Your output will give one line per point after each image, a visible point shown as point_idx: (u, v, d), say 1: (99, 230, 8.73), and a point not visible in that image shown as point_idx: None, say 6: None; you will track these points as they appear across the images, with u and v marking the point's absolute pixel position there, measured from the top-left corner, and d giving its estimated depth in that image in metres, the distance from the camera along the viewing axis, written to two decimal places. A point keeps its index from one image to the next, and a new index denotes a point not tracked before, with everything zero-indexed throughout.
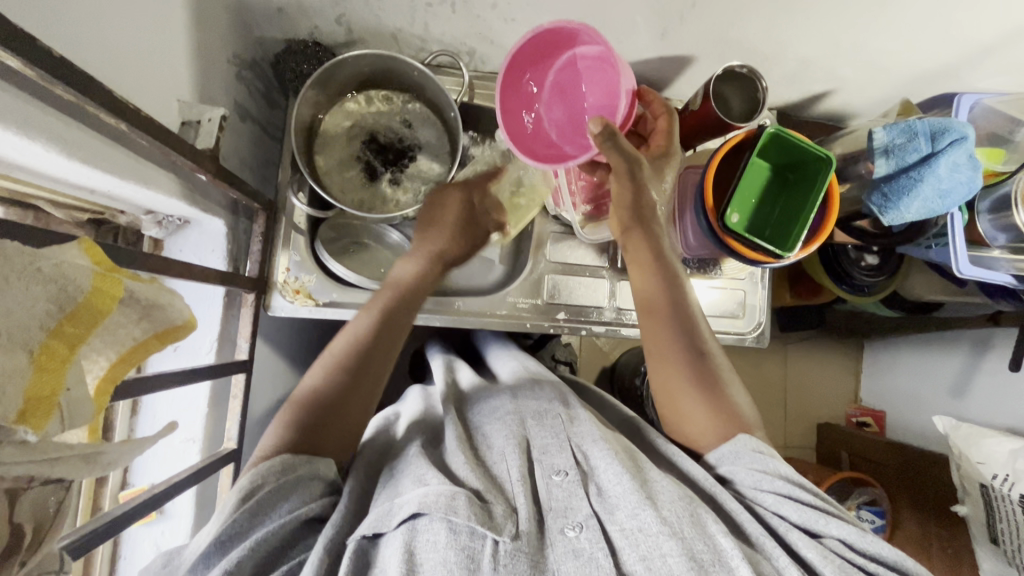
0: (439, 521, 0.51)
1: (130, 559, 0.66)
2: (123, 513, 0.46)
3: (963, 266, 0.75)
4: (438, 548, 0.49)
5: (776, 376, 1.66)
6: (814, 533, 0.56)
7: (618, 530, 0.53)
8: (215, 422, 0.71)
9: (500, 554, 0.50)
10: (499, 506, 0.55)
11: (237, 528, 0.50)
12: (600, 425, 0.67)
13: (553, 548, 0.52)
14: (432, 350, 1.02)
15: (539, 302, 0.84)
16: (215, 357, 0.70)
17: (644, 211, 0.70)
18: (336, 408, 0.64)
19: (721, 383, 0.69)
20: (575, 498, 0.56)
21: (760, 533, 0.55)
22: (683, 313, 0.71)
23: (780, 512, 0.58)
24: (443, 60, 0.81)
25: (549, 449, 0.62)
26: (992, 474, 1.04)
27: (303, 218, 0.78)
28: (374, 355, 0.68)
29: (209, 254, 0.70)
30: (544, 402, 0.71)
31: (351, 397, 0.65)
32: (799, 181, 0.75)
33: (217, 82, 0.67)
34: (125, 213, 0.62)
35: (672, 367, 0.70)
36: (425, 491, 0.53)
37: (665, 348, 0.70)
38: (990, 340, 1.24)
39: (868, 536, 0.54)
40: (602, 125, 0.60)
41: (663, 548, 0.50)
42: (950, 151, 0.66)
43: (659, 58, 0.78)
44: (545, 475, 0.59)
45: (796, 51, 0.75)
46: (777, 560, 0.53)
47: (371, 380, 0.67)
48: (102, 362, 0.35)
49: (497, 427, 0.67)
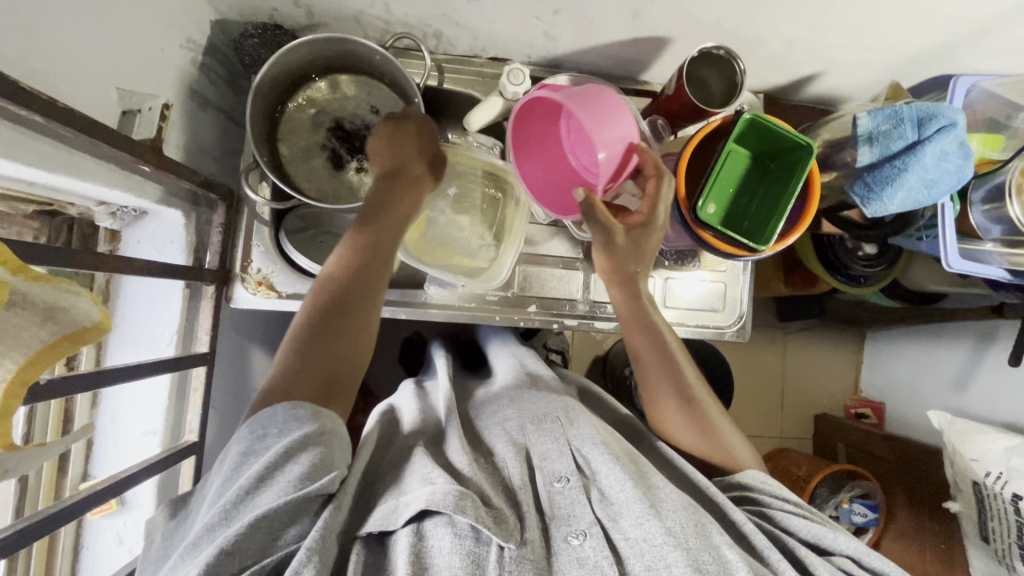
0: (445, 524, 0.50)
1: (94, 548, 0.67)
2: (59, 510, 0.48)
3: (953, 260, 0.71)
4: (444, 553, 0.49)
5: (773, 366, 1.63)
6: (822, 549, 0.57)
7: (622, 539, 0.52)
8: (176, 414, 0.70)
9: (505, 560, 0.49)
10: (511, 516, 0.53)
11: (242, 496, 0.46)
12: (601, 429, 0.65)
13: (558, 557, 0.52)
14: (435, 349, 1.00)
15: (510, 294, 0.82)
16: (175, 349, 0.70)
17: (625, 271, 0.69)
18: (315, 351, 0.57)
19: (710, 420, 0.67)
20: (578, 505, 0.55)
21: (766, 545, 0.54)
22: (667, 360, 0.68)
23: (790, 528, 0.59)
24: (410, 43, 0.78)
25: (549, 455, 0.60)
26: (985, 471, 1.01)
27: (267, 209, 0.76)
28: (355, 300, 0.61)
29: (168, 246, 0.69)
30: (543, 405, 0.68)
31: (314, 361, 0.57)
32: (779, 171, 0.72)
33: (169, 69, 0.65)
34: (75, 205, 0.61)
35: (657, 400, 0.69)
36: (431, 489, 0.51)
37: (653, 386, 0.69)
38: (994, 333, 1.20)
39: (877, 555, 0.54)
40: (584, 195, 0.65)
41: (667, 558, 0.49)
42: (938, 138, 0.62)
43: (633, 39, 0.74)
44: (547, 482, 0.58)
45: (779, 31, 0.70)
46: (781, 571, 0.53)
47: (352, 316, 0.60)
48: (7, 366, 0.34)
49: (496, 433, 0.65)
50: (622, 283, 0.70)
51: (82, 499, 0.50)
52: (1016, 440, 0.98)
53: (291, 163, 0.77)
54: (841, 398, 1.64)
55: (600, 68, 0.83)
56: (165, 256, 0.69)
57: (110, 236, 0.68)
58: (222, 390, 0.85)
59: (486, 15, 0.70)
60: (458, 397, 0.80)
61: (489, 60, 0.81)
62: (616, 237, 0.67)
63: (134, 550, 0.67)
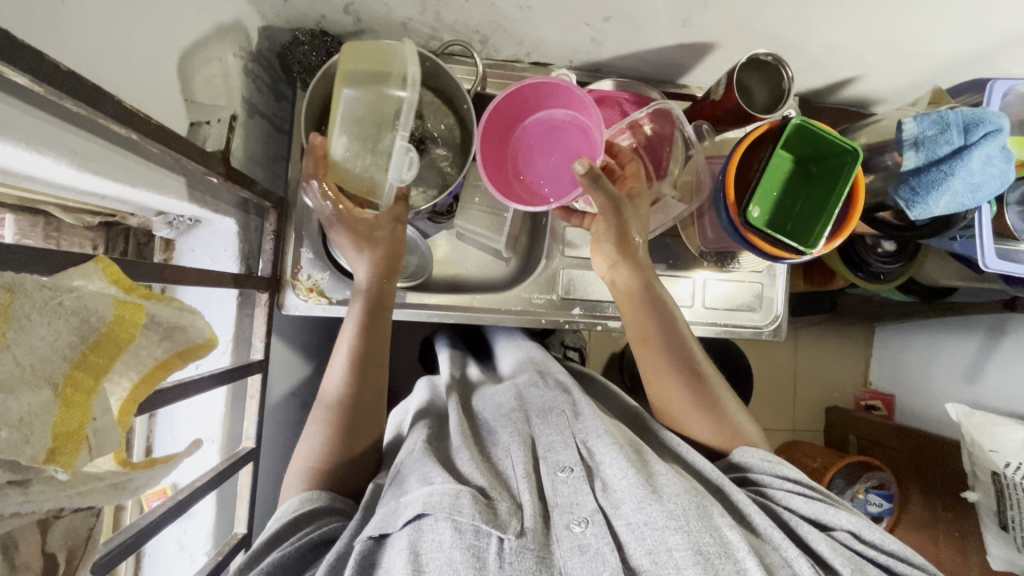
0: (444, 521, 0.52)
1: (156, 554, 0.68)
2: (154, 520, 0.48)
3: (989, 259, 0.73)
4: (443, 548, 0.50)
5: (786, 359, 1.66)
6: (823, 525, 0.59)
7: (624, 524, 0.53)
8: (233, 420, 0.71)
9: (506, 551, 0.50)
10: (504, 503, 0.55)
11: (253, 556, 0.54)
12: (606, 418, 0.66)
13: (558, 544, 0.53)
14: (442, 344, 1.01)
15: (554, 297, 0.83)
16: (230, 357, 0.70)
17: (627, 244, 0.72)
18: (358, 421, 0.66)
19: (719, 401, 0.70)
20: (581, 493, 0.56)
21: (768, 524, 0.55)
22: (674, 342, 0.71)
23: (790, 505, 0.60)
24: (455, 49, 0.78)
25: (554, 446, 0.62)
26: (1005, 462, 1.04)
27: (314, 216, 0.77)
28: (378, 325, 0.68)
29: (222, 254, 0.70)
30: (549, 396, 0.70)
31: (368, 389, 0.67)
32: (823, 174, 0.73)
33: (227, 78, 0.65)
34: (136, 215, 0.62)
35: (671, 391, 0.70)
36: (430, 490, 0.54)
37: (663, 373, 0.71)
38: (1004, 325, 1.23)
39: (876, 529, 0.57)
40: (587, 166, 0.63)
41: (669, 542, 0.50)
42: (983, 144, 0.64)
43: (679, 45, 0.75)
44: (550, 471, 0.59)
45: (823, 37, 0.71)
46: (787, 551, 0.53)
47: (372, 380, 0.67)
48: (124, 384, 0.35)
49: (502, 422, 0.67)
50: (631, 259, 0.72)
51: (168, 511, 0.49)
52: None
53: None
54: (850, 390, 1.67)
55: (640, 73, 0.84)
56: (219, 264, 0.70)
57: (165, 245, 0.68)
58: None
59: (536, 21, 0.71)
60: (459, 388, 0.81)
61: (531, 65, 0.82)
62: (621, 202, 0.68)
63: (196, 556, 0.68)
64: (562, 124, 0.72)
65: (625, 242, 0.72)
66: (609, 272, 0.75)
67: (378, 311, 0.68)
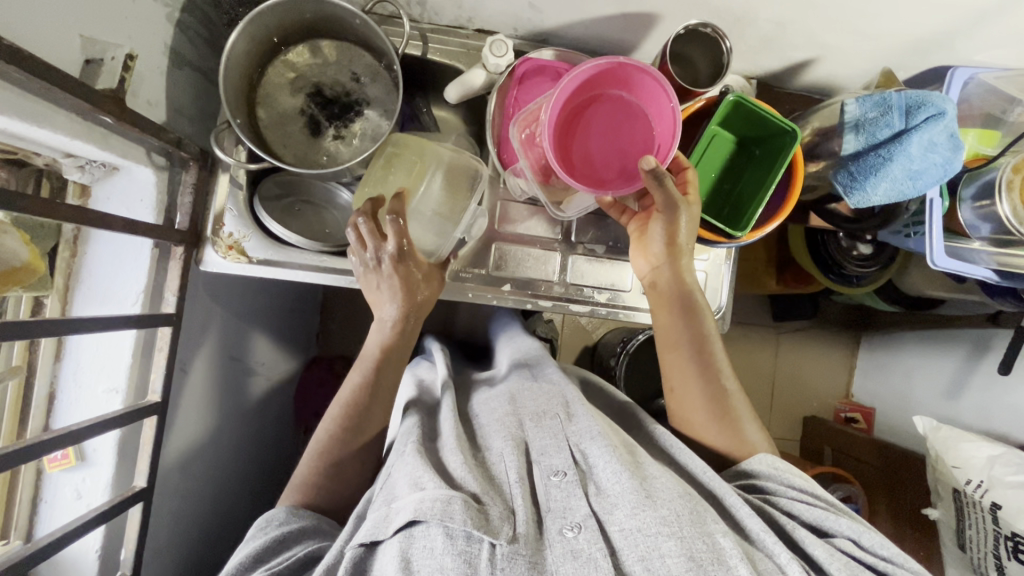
0: (436, 528, 0.52)
1: (53, 502, 0.67)
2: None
3: (938, 257, 0.70)
4: (435, 554, 0.51)
5: (766, 365, 1.60)
6: (822, 531, 0.58)
7: (617, 530, 0.52)
8: (141, 372, 0.70)
9: (497, 558, 0.50)
10: (496, 509, 0.55)
11: (244, 569, 0.57)
12: (599, 418, 0.66)
13: (551, 548, 0.53)
14: (430, 340, 1.00)
15: (485, 272, 0.80)
16: (141, 308, 0.68)
17: (675, 248, 0.69)
18: (382, 371, 0.71)
19: (736, 415, 0.69)
20: (573, 498, 0.56)
21: (761, 530, 0.54)
22: (704, 351, 0.70)
23: (792, 511, 0.60)
24: (393, 10, 0.76)
25: (546, 450, 0.62)
26: (966, 479, 0.99)
27: (242, 172, 0.76)
28: (422, 298, 0.72)
29: (138, 205, 0.68)
30: (545, 401, 0.70)
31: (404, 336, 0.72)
32: (764, 156, 0.70)
33: (147, 24, 0.63)
34: (41, 155, 0.60)
35: (689, 399, 0.70)
36: (421, 497, 0.54)
37: (687, 382, 0.70)
38: (988, 342, 1.15)
39: (875, 536, 0.56)
40: (655, 164, 0.60)
41: (661, 548, 0.50)
42: (925, 127, 0.60)
43: (621, 14, 0.72)
44: (543, 475, 0.60)
45: (769, 11, 0.68)
46: (779, 556, 0.52)
47: (384, 395, 0.71)
48: None
49: (496, 428, 0.67)
50: (671, 261, 0.70)
51: None
52: (1000, 449, 0.96)
53: (269, 128, 0.75)
54: (832, 402, 1.62)
55: (588, 45, 0.81)
56: (135, 216, 0.68)
57: (80, 191, 0.66)
58: (199, 356, 0.84)
59: None
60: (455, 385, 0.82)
61: (475, 32, 0.79)
62: (680, 212, 0.66)
63: (92, 504, 0.67)
64: (634, 108, 0.67)
65: (673, 245, 0.69)
66: (650, 273, 0.73)
67: (418, 288, 0.71)
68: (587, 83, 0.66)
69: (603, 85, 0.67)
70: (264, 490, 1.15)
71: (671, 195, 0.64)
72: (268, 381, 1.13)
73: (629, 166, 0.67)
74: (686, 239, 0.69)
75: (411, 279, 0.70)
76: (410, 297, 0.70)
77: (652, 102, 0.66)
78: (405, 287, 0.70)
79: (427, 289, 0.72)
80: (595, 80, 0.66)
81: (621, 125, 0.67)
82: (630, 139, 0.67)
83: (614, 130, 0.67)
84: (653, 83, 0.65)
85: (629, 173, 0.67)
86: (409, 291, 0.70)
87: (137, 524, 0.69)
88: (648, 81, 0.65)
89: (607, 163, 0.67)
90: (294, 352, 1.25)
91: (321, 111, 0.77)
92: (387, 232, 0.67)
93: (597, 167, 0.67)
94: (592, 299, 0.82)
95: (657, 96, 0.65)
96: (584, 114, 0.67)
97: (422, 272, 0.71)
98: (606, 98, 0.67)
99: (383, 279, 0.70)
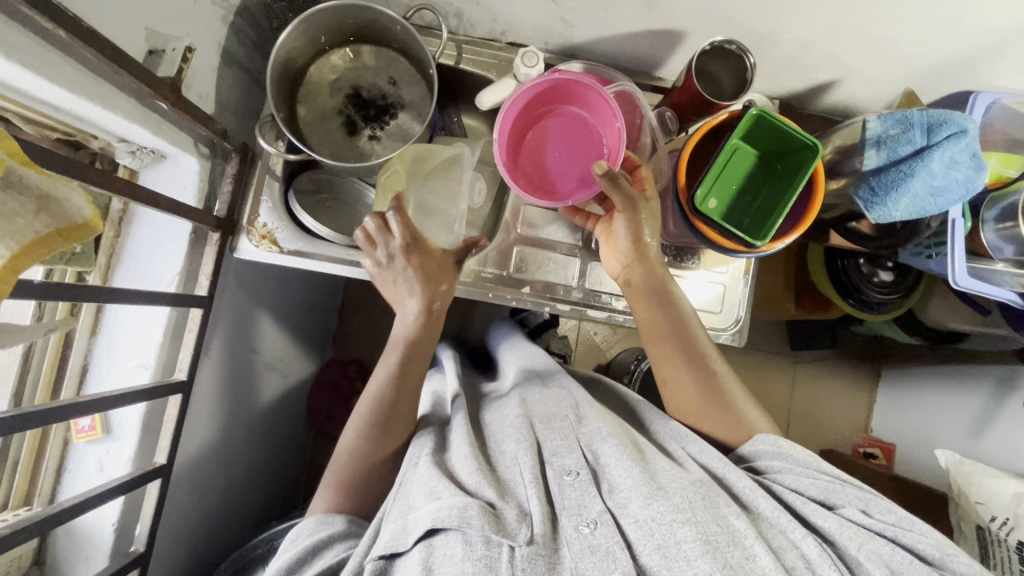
0: (455, 535, 0.53)
1: (76, 473, 0.69)
2: (28, 413, 0.51)
3: (960, 276, 0.70)
4: (455, 561, 0.51)
5: (782, 393, 1.58)
6: (830, 505, 0.57)
7: (632, 522, 0.53)
8: (169, 352, 0.72)
9: (517, 558, 0.51)
10: (510, 511, 0.55)
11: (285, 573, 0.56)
12: (608, 419, 0.67)
13: (568, 546, 0.53)
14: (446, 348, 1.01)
15: (505, 273, 0.82)
16: (176, 289, 0.71)
17: (642, 245, 0.71)
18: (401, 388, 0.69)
19: (730, 399, 0.68)
20: (587, 496, 0.56)
21: (773, 508, 0.54)
22: (688, 338, 0.70)
23: (797, 488, 0.59)
24: (430, 20, 0.80)
25: (559, 451, 0.62)
26: (991, 516, 0.95)
27: (279, 163, 0.80)
28: (444, 292, 0.73)
29: (181, 190, 0.71)
30: (555, 404, 0.70)
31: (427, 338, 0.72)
32: (784, 172, 0.72)
33: (203, 23, 0.68)
34: (98, 138, 0.64)
35: (682, 387, 0.70)
36: (438, 505, 0.54)
37: (677, 371, 0.70)
38: (1015, 380, 1.10)
39: (881, 503, 0.56)
40: (605, 167, 0.65)
41: (677, 535, 0.50)
42: (946, 145, 0.61)
43: (648, 30, 0.75)
44: (557, 476, 0.59)
45: (793, 32, 0.70)
46: (793, 533, 0.52)
47: (413, 383, 0.71)
48: None
49: (509, 431, 0.66)
50: (642, 257, 0.72)
51: (19, 417, 0.50)
52: None
53: (307, 124, 0.80)
54: (850, 435, 1.57)
55: (615, 60, 0.84)
56: (177, 199, 0.71)
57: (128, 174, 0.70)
58: (222, 344, 0.87)
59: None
60: (468, 396, 0.82)
61: (507, 44, 0.83)
62: (639, 208, 0.69)
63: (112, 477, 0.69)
64: (589, 122, 0.73)
65: (639, 241, 0.71)
66: (623, 272, 0.74)
67: (442, 279, 0.73)
68: (541, 103, 0.73)
69: (556, 103, 0.73)
70: (271, 486, 1.16)
71: (631, 194, 0.67)
72: (284, 379, 1.15)
73: (586, 175, 0.73)
74: (650, 236, 0.71)
75: (432, 267, 0.72)
76: (432, 288, 0.72)
77: (602, 115, 0.72)
78: (426, 281, 0.71)
79: (452, 278, 0.74)
80: (549, 99, 0.73)
81: (577, 139, 0.73)
82: (586, 151, 0.73)
83: (570, 143, 0.73)
84: (598, 98, 0.71)
85: (585, 181, 0.72)
86: (432, 280, 0.72)
87: (155, 499, 0.70)
88: (593, 95, 0.71)
89: (565, 175, 0.73)
90: (311, 352, 1.27)
91: (356, 109, 0.81)
92: (394, 225, 0.70)
93: (556, 178, 0.73)
94: (610, 305, 0.83)
95: (606, 109, 0.71)
96: (543, 131, 0.74)
97: (444, 259, 0.73)
98: (563, 115, 0.74)
99: (406, 272, 0.71)
